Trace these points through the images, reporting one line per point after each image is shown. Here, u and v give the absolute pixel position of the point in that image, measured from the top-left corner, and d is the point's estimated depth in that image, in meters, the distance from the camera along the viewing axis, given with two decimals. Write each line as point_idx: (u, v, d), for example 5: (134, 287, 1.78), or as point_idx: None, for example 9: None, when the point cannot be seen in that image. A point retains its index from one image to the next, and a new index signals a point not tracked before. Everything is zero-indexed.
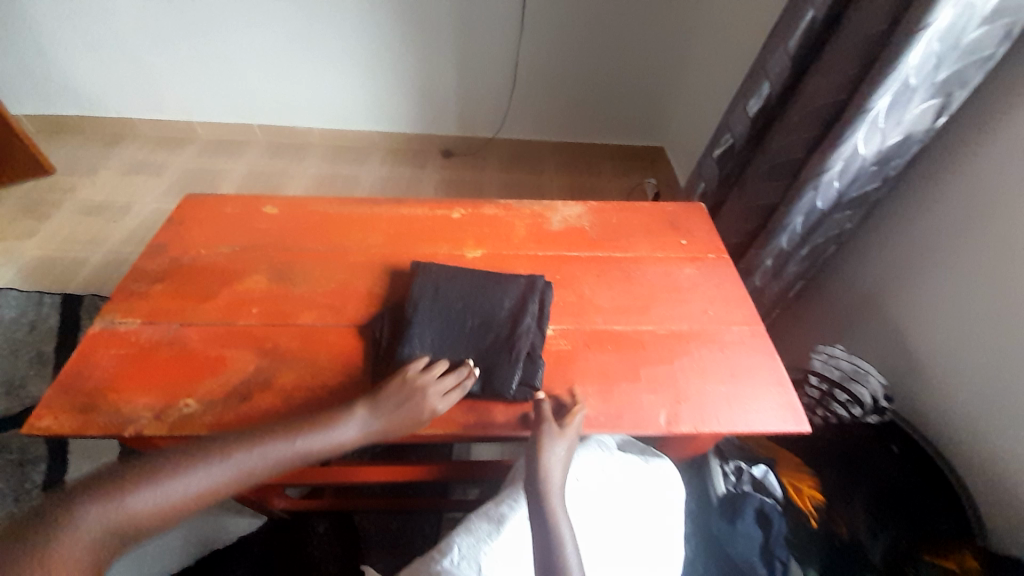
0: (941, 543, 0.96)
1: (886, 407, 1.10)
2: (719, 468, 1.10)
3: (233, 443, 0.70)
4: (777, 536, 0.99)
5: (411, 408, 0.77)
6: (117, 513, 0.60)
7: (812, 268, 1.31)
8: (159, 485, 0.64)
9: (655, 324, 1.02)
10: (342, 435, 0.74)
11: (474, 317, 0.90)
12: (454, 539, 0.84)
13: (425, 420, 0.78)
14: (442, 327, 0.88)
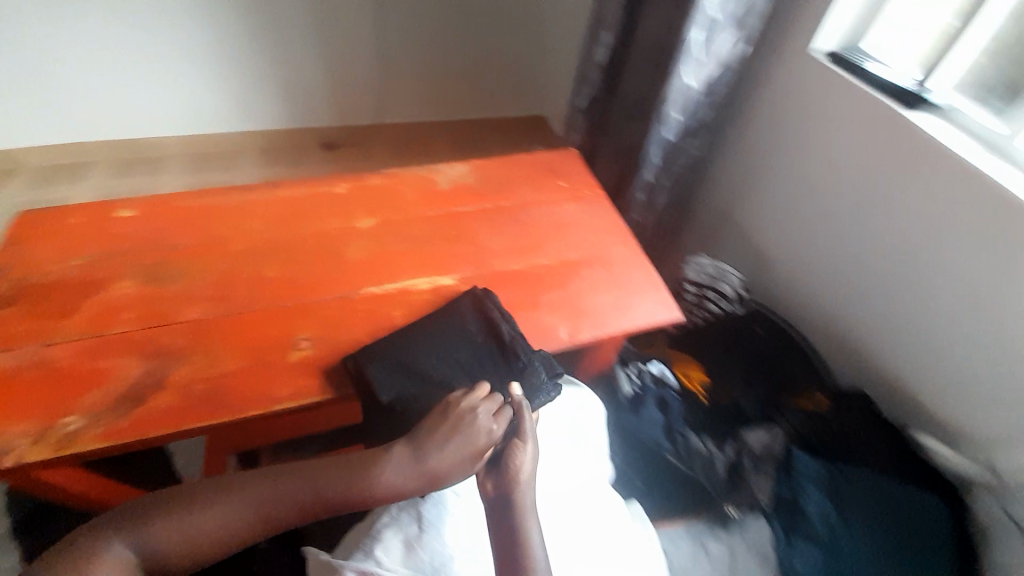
0: (798, 389, 1.18)
1: (746, 296, 1.32)
2: (623, 372, 1.19)
3: (260, 490, 0.71)
4: (675, 415, 1.12)
5: (464, 437, 0.76)
6: (143, 540, 0.65)
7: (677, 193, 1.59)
8: (193, 522, 0.68)
9: (547, 257, 1.11)
10: (380, 477, 0.74)
11: (466, 348, 0.90)
12: None
13: (479, 449, 0.76)
14: (446, 365, 0.87)
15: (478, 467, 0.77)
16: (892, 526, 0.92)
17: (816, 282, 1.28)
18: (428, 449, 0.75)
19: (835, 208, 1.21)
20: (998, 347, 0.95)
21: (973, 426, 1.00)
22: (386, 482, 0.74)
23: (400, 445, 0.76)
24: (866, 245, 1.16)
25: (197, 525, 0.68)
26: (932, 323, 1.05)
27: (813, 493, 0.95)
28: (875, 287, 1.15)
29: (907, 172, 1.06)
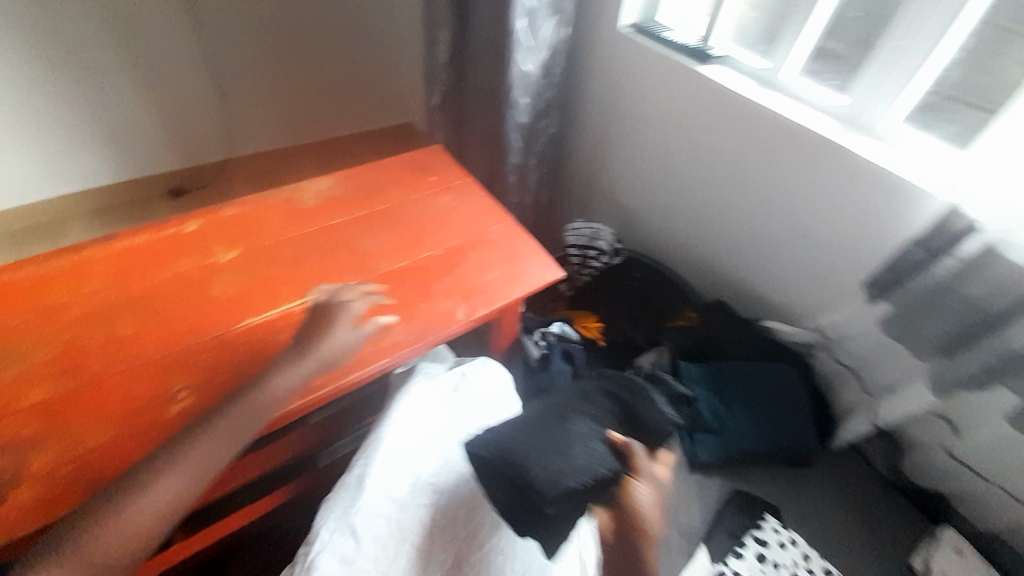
0: (674, 310, 1.36)
1: (620, 247, 1.46)
2: (529, 339, 1.29)
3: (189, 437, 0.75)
4: (580, 363, 1.26)
5: (334, 318, 0.92)
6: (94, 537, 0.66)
7: (544, 169, 1.70)
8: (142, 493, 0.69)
9: (431, 249, 1.13)
10: (288, 373, 0.84)
11: (605, 401, 0.96)
12: (319, 524, 0.84)
13: (349, 313, 0.93)
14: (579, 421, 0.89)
15: (357, 331, 0.92)
16: (760, 400, 1.11)
17: (673, 222, 1.46)
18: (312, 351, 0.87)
19: (666, 155, 1.39)
20: (807, 238, 1.16)
21: (807, 306, 1.22)
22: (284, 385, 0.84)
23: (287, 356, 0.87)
24: (696, 180, 1.34)
25: (165, 483, 0.71)
26: (760, 232, 1.24)
27: (702, 393, 1.12)
28: (713, 213, 1.33)
29: (707, 111, 1.24)
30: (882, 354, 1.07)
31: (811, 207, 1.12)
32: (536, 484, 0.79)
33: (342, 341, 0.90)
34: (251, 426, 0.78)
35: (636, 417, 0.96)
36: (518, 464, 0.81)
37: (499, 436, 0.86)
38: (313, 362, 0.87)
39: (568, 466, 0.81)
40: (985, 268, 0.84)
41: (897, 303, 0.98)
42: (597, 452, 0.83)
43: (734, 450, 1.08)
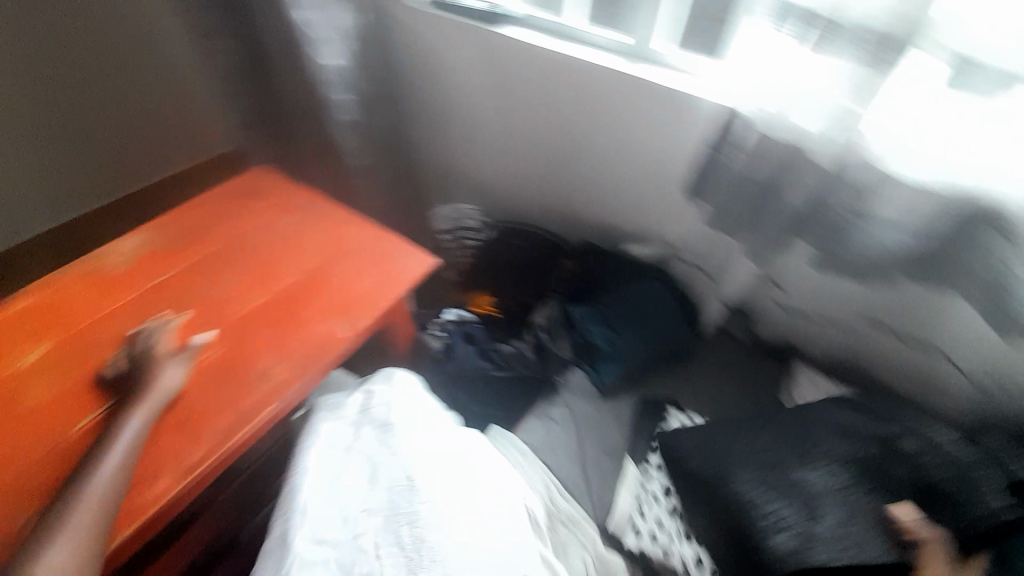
0: (555, 263, 1.44)
1: (489, 221, 1.49)
2: (428, 333, 1.28)
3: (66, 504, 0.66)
4: (483, 340, 1.27)
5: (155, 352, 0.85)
6: None
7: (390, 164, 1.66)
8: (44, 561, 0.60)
9: (288, 276, 1.04)
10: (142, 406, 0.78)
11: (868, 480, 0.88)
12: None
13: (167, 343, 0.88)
14: (841, 510, 0.84)
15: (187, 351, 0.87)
16: (639, 315, 1.24)
17: (528, 181, 1.52)
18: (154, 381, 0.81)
19: (500, 122, 1.43)
20: (637, 164, 1.29)
21: (654, 223, 1.36)
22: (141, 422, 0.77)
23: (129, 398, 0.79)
24: (534, 137, 1.40)
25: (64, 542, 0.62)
26: (602, 169, 1.36)
27: (594, 328, 1.24)
28: (559, 163, 1.42)
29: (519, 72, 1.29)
30: (716, 244, 1.26)
31: (633, 136, 1.24)
32: (750, 508, 0.85)
33: (177, 373, 0.84)
34: (140, 440, 0.76)
35: (915, 482, 0.88)
36: (716, 480, 0.90)
37: (698, 456, 0.95)
38: (150, 405, 0.79)
39: (808, 517, 0.83)
40: (767, 149, 1.00)
41: (714, 202, 1.15)
42: (831, 518, 0.83)
43: (631, 363, 1.22)
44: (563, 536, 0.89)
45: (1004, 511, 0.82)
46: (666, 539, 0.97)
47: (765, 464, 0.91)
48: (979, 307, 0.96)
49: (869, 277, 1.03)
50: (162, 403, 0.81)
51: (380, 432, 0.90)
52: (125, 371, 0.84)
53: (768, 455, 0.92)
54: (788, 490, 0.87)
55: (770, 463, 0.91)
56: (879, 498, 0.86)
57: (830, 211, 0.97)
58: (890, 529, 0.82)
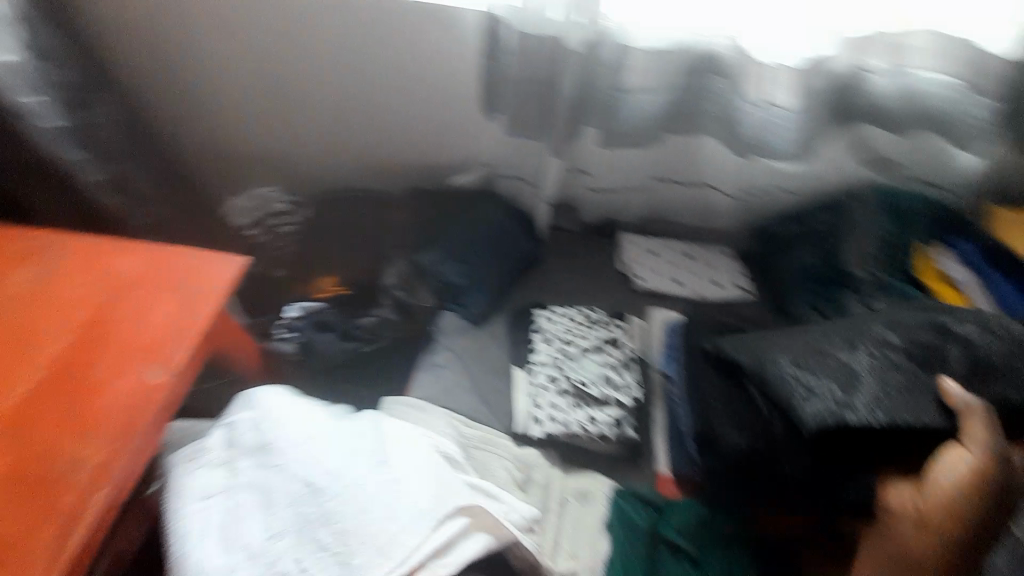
0: (385, 216, 1.37)
1: (292, 199, 1.42)
2: (275, 338, 1.20)
3: None
4: (337, 322, 1.21)
5: None
6: None
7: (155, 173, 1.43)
8: None
9: (55, 342, 0.88)
10: None
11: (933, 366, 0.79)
12: None
13: None
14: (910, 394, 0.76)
15: None
16: (481, 240, 1.27)
17: (330, 146, 1.45)
18: None
19: (275, 83, 1.36)
20: (427, 94, 1.32)
21: (466, 148, 1.39)
22: None
23: None
24: (317, 92, 1.36)
25: None
26: (396, 111, 1.36)
27: (447, 267, 1.24)
28: (353, 115, 1.39)
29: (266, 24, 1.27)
30: (521, 154, 1.30)
31: (412, 67, 1.28)
32: (783, 382, 0.79)
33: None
34: None
35: (969, 361, 0.79)
36: (760, 369, 0.83)
37: (735, 346, 0.90)
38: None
39: (846, 389, 0.76)
40: (529, 50, 1.08)
41: (506, 111, 1.20)
42: (873, 389, 0.76)
43: (491, 285, 1.24)
44: (480, 457, 0.95)
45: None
46: (561, 413, 1.00)
47: (853, 338, 0.83)
48: (720, 138, 1.21)
49: (644, 142, 1.20)
50: None
51: (258, 456, 0.85)
52: None
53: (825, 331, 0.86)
54: (831, 362, 0.80)
55: (840, 333, 0.84)
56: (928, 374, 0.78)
57: (595, 88, 1.13)
58: (939, 407, 0.75)
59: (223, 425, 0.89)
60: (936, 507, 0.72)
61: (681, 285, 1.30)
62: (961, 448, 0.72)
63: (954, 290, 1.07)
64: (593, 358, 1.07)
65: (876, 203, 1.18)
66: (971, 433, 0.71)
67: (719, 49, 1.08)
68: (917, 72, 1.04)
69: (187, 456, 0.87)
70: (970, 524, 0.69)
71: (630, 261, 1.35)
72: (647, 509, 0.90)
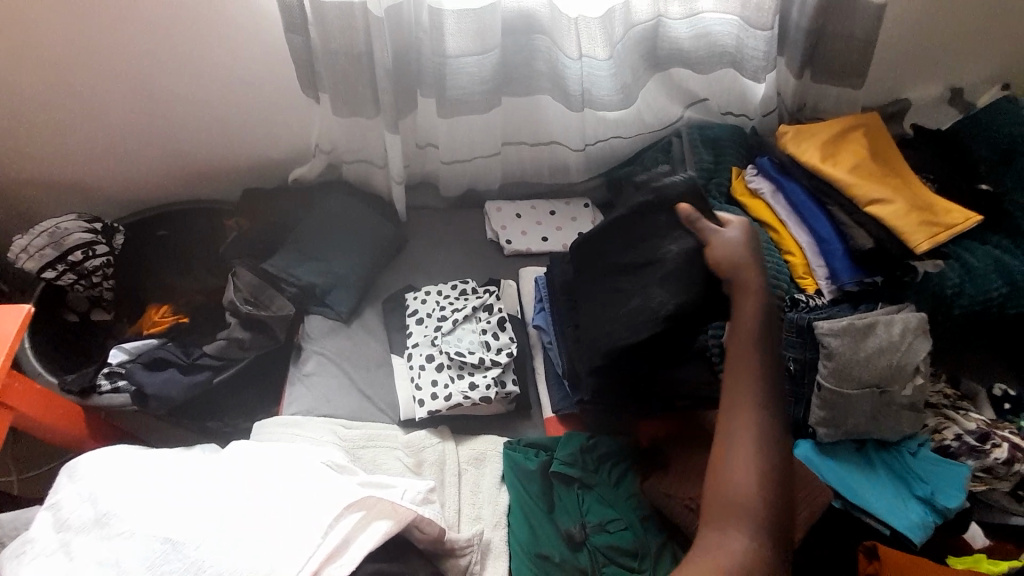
0: (217, 229, 1.25)
1: (106, 225, 1.17)
2: (100, 391, 1.01)
3: None
4: (178, 355, 1.05)
5: None
6: None
7: None
8: None
9: None
10: None
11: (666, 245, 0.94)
12: None
13: None
14: (665, 285, 0.91)
15: None
16: (334, 234, 1.20)
17: (127, 157, 1.23)
18: None
19: (23, 88, 1.10)
20: (228, 80, 1.15)
21: (303, 137, 1.25)
22: None
23: None
24: (85, 92, 1.12)
25: None
26: (198, 105, 1.18)
27: (300, 269, 1.15)
28: (143, 116, 1.17)
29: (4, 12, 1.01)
30: (361, 135, 1.18)
31: (202, 50, 1.10)
32: (636, 333, 0.90)
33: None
34: None
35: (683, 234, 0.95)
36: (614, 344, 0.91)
37: (594, 331, 0.95)
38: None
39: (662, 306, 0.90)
40: (328, 20, 1.00)
41: (327, 89, 1.09)
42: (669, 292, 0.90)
43: (355, 278, 1.18)
44: (368, 455, 0.94)
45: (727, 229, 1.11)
46: (444, 387, 0.99)
47: (637, 278, 0.95)
48: (553, 96, 1.23)
49: (485, 107, 1.18)
50: None
51: (98, 528, 0.73)
52: None
53: (625, 297, 0.94)
54: (637, 306, 0.92)
55: (630, 289, 0.95)
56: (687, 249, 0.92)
57: (422, 60, 1.11)
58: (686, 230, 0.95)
59: (47, 509, 0.78)
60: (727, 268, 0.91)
61: (549, 241, 1.34)
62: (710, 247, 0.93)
63: (761, 201, 1.22)
64: (466, 327, 1.07)
65: (692, 137, 1.30)
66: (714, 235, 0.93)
67: (539, 10, 1.11)
68: (707, 15, 1.19)
69: (15, 552, 0.74)
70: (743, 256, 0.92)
71: (497, 228, 1.34)
72: (535, 453, 0.95)
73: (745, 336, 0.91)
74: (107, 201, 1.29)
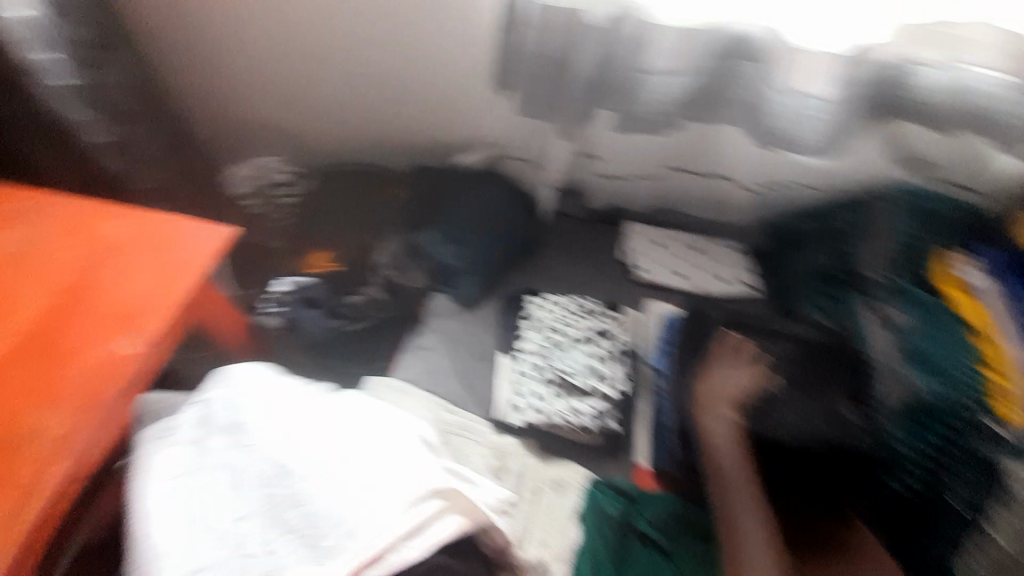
0: (381, 195, 1.36)
1: (299, 170, 1.40)
2: (262, 310, 1.18)
3: None
4: (328, 299, 1.19)
5: None
6: None
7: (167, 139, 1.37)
8: None
9: (32, 305, 0.80)
10: None
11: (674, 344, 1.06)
12: None
13: None
14: (688, 386, 0.99)
15: None
16: (479, 222, 1.24)
17: (331, 117, 1.40)
18: None
19: (277, 47, 1.29)
20: (429, 68, 1.25)
21: (474, 127, 1.32)
22: None
23: None
24: (323, 60, 1.29)
25: None
26: (404, 88, 1.30)
27: (441, 248, 1.22)
28: (356, 87, 1.33)
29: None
30: (533, 135, 1.27)
31: (416, 37, 1.21)
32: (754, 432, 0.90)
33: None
34: None
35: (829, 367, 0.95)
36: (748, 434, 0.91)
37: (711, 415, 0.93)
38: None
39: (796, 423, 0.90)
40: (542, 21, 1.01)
41: (521, 89, 1.14)
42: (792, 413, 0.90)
43: (485, 270, 1.22)
44: (457, 444, 0.96)
45: (883, 345, 0.94)
46: (546, 403, 0.98)
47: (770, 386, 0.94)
48: (740, 126, 1.16)
49: (661, 128, 1.14)
50: None
51: (232, 435, 0.84)
52: None
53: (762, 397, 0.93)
54: (767, 412, 0.91)
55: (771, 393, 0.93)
56: (835, 390, 0.92)
57: (617, 69, 1.06)
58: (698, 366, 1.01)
59: (198, 403, 0.90)
60: (716, 398, 0.95)
61: (683, 278, 1.27)
62: (703, 380, 0.98)
63: (973, 297, 0.91)
64: (582, 348, 1.06)
65: (899, 205, 1.10)
66: (707, 375, 0.98)
67: (758, 34, 1.00)
68: (976, 69, 0.93)
69: (159, 432, 0.87)
70: (733, 392, 0.95)
71: (631, 250, 1.31)
72: (620, 499, 0.89)
73: (724, 459, 0.88)
74: (306, 154, 1.49)
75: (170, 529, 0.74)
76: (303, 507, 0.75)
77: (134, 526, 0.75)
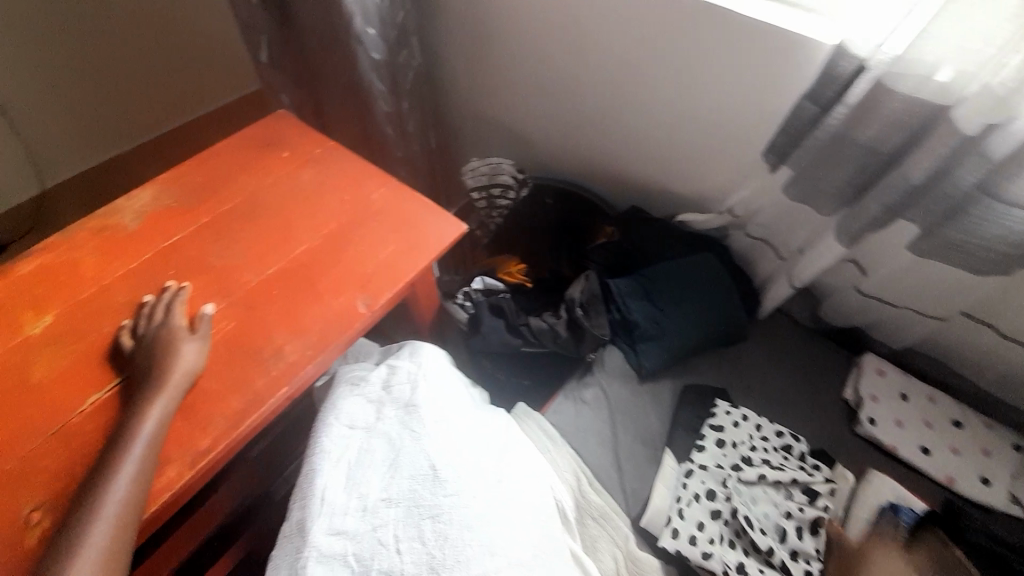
0: (590, 227, 1.35)
1: (526, 178, 1.37)
2: (455, 304, 1.22)
3: (103, 492, 0.63)
4: (511, 313, 1.16)
5: (165, 353, 0.75)
6: None
7: (425, 119, 1.53)
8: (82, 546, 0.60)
9: (306, 241, 0.93)
10: (156, 410, 0.71)
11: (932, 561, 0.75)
12: (291, 515, 0.78)
13: (182, 328, 0.80)
14: None
15: (195, 348, 0.78)
16: (690, 294, 1.09)
17: (568, 136, 1.36)
18: (168, 367, 0.74)
19: (545, 66, 1.24)
20: (695, 119, 1.09)
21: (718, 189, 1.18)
22: (157, 423, 0.70)
23: (154, 394, 0.72)
24: (583, 90, 1.22)
25: (103, 529, 0.61)
26: (657, 139, 1.19)
27: (633, 303, 1.10)
28: (606, 120, 1.24)
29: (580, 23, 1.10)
30: (791, 223, 1.07)
31: (693, 84, 1.04)
32: None
33: (196, 350, 0.78)
34: (155, 441, 0.69)
35: None
36: None
37: None
38: (176, 385, 0.74)
39: None
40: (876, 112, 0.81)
41: (794, 168, 0.95)
42: None
43: (676, 349, 1.08)
44: (591, 531, 0.87)
45: None
46: (709, 538, 0.85)
47: None
48: None
49: (983, 271, 0.86)
50: (187, 381, 0.75)
51: (403, 414, 0.85)
52: (143, 350, 0.78)
53: None
54: None
55: None
56: None
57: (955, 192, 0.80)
58: None
59: (387, 366, 0.95)
60: None
61: (931, 456, 0.98)
62: None
63: None
64: (768, 492, 0.89)
65: None
66: None
67: None
68: None
69: (353, 379, 0.94)
70: None
71: (867, 393, 1.04)
72: None
73: None
74: (533, 164, 1.53)
75: (335, 479, 0.79)
76: (440, 526, 0.74)
77: (309, 461, 0.82)
